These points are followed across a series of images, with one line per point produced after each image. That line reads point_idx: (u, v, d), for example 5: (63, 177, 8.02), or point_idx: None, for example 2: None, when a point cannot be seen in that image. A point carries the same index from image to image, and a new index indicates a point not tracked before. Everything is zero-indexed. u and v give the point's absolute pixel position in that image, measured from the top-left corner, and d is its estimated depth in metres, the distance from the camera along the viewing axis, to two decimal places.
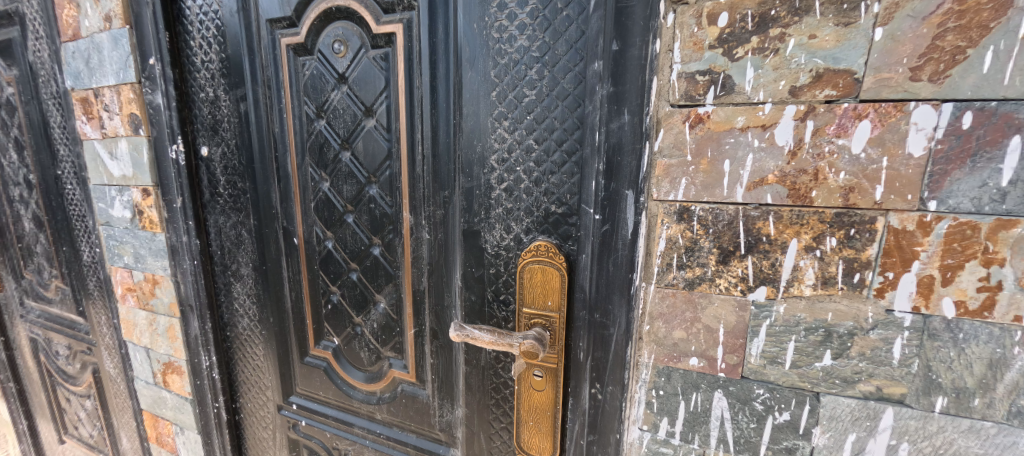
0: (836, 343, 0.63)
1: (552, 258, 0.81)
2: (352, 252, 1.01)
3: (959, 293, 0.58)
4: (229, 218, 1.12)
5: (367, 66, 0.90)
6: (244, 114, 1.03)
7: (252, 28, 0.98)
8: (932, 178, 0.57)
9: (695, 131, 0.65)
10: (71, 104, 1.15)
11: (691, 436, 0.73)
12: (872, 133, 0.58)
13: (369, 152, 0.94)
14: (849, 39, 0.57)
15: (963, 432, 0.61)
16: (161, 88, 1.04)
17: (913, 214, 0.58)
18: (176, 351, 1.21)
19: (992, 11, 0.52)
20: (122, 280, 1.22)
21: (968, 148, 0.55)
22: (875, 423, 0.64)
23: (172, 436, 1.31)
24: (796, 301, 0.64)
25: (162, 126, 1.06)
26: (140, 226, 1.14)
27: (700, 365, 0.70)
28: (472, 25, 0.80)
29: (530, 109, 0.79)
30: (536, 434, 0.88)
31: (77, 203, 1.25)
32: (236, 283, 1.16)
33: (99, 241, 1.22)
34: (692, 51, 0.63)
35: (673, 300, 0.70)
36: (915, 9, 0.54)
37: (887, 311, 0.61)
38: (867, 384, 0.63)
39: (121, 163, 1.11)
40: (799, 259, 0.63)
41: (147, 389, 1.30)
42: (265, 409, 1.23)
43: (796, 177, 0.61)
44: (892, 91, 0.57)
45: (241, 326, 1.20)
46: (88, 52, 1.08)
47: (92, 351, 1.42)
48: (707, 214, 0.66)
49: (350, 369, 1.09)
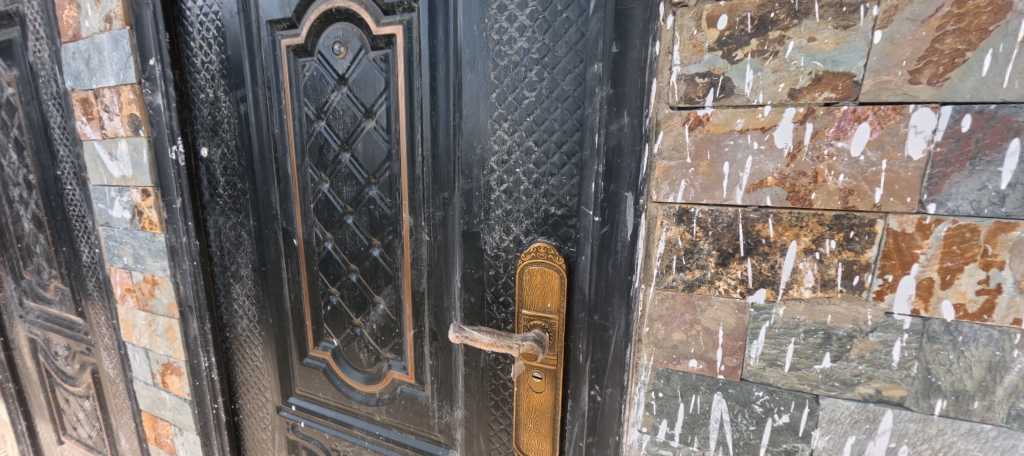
0: (836, 345, 0.63)
1: (552, 259, 0.81)
2: (352, 253, 1.01)
3: (958, 296, 0.58)
4: (229, 219, 1.12)
5: (367, 68, 0.90)
6: (243, 115, 1.03)
7: (253, 29, 0.98)
8: (932, 181, 0.57)
9: (695, 133, 0.65)
10: (71, 105, 1.15)
11: (690, 439, 0.73)
12: (871, 136, 0.58)
13: (369, 153, 0.94)
14: (849, 41, 0.57)
15: (963, 435, 0.61)
16: (161, 89, 1.04)
17: (913, 217, 0.58)
18: (176, 351, 1.21)
19: (992, 14, 0.52)
20: (121, 280, 1.22)
21: (968, 151, 0.55)
22: (875, 425, 0.63)
23: (171, 437, 1.31)
24: (796, 304, 0.64)
25: (163, 127, 1.06)
26: (139, 226, 1.14)
27: (700, 367, 0.70)
28: (472, 27, 0.80)
29: (530, 111, 0.79)
30: (536, 435, 0.88)
31: (77, 204, 1.25)
32: (236, 284, 1.16)
33: (98, 242, 1.22)
34: (691, 53, 0.63)
35: (672, 302, 0.70)
36: (914, 12, 0.55)
37: (886, 314, 0.61)
38: (867, 387, 0.63)
39: (122, 163, 1.11)
40: (799, 261, 0.63)
41: (146, 390, 1.30)
42: (264, 409, 1.23)
43: (795, 180, 0.61)
44: (891, 94, 0.57)
45: (240, 327, 1.20)
46: (88, 53, 1.08)
47: (91, 352, 1.41)
48: (707, 216, 0.66)
49: (349, 370, 1.09)
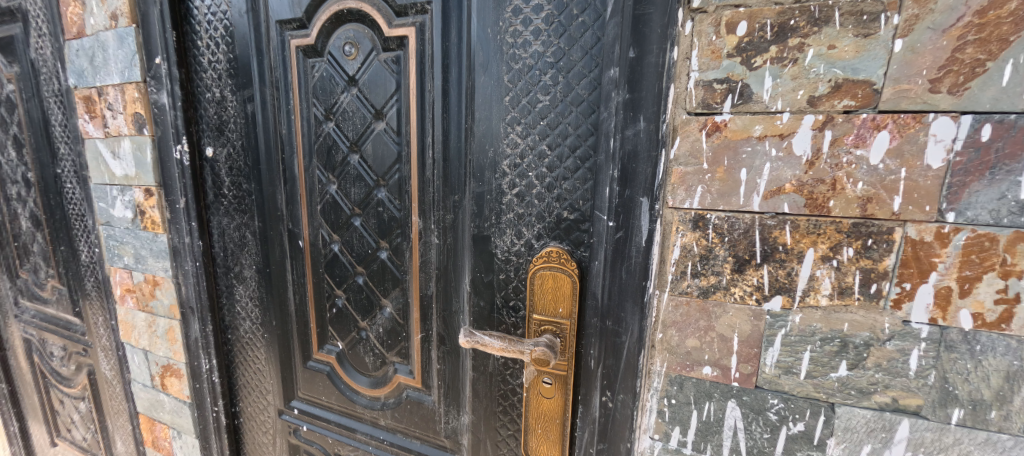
0: (852, 353, 0.63)
1: (565, 264, 0.80)
2: (359, 256, 1.00)
3: (976, 306, 0.58)
4: (233, 219, 1.10)
5: (378, 69, 0.90)
6: (250, 115, 1.02)
7: (262, 29, 0.97)
8: (951, 190, 0.57)
9: (712, 139, 0.65)
10: (73, 103, 1.14)
11: (703, 446, 0.73)
12: (891, 144, 0.58)
13: (378, 155, 0.93)
14: (868, 50, 0.57)
15: (980, 444, 0.60)
16: (167, 88, 1.03)
17: (931, 225, 0.58)
18: (176, 353, 1.18)
19: (1012, 25, 0.53)
20: (121, 280, 1.20)
21: (987, 160, 0.55)
22: (890, 434, 0.63)
23: (170, 441, 1.29)
24: (812, 312, 0.64)
25: (167, 126, 1.05)
26: (141, 226, 1.12)
27: (714, 374, 0.70)
28: (486, 30, 0.79)
29: (543, 115, 0.79)
30: (545, 442, 0.87)
31: (76, 202, 1.23)
32: (238, 285, 1.15)
33: (98, 241, 1.20)
34: (709, 59, 0.63)
35: (687, 308, 0.70)
36: (936, 21, 0.55)
37: (903, 322, 0.61)
38: (883, 395, 0.63)
39: (125, 162, 1.10)
40: (816, 268, 0.63)
41: (144, 392, 1.28)
42: (266, 413, 1.21)
43: (813, 187, 0.61)
44: (912, 102, 0.57)
45: (242, 329, 1.18)
46: (92, 50, 1.06)
47: (88, 353, 1.39)
48: (722, 223, 0.66)
49: (354, 374, 1.07)
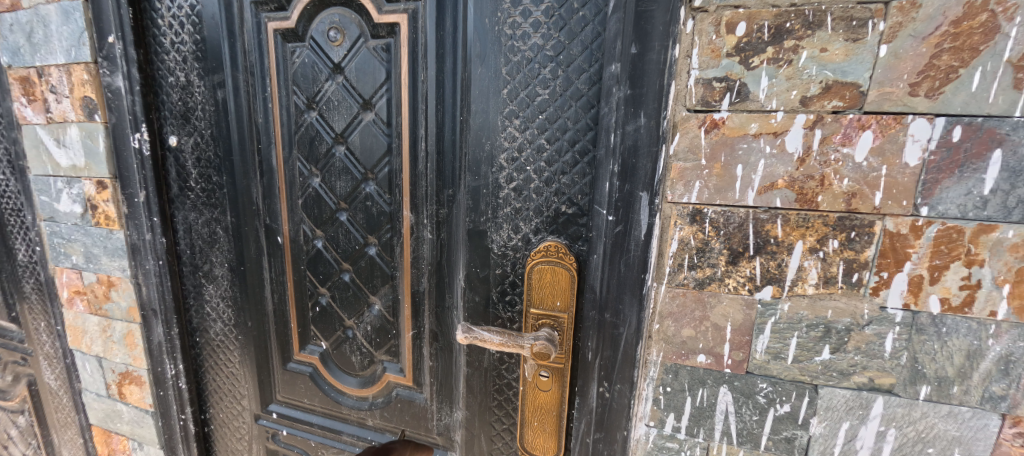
0: (834, 338, 0.68)
1: (563, 258, 0.81)
2: (344, 252, 0.96)
3: (944, 291, 0.63)
4: (201, 214, 1.03)
5: (366, 57, 0.86)
6: (221, 102, 0.95)
7: (234, 9, 0.90)
8: (926, 186, 0.62)
9: (710, 135, 0.67)
10: (6, 84, 1.02)
11: (696, 430, 0.76)
12: (874, 143, 0.62)
13: (367, 147, 0.90)
14: (856, 54, 0.61)
15: (943, 417, 0.67)
16: (122, 70, 0.94)
17: (907, 219, 0.63)
18: (136, 359, 1.10)
19: (983, 35, 0.57)
20: (68, 281, 1.09)
21: (957, 159, 0.60)
22: (866, 411, 0.69)
23: (129, 452, 1.20)
24: (799, 300, 0.68)
25: (123, 113, 0.96)
26: (93, 222, 1.03)
27: (707, 362, 0.73)
28: (483, 20, 0.77)
29: (542, 109, 0.79)
30: (541, 433, 0.88)
31: (10, 195, 1.11)
32: (208, 285, 1.08)
33: (40, 239, 1.09)
34: (709, 58, 0.65)
35: (683, 299, 0.72)
36: (917, 30, 0.59)
37: (881, 308, 0.66)
38: (861, 376, 0.68)
39: (72, 151, 1.00)
40: (804, 259, 0.67)
41: (97, 402, 1.18)
42: (240, 419, 1.15)
43: (804, 183, 0.65)
44: (893, 104, 0.61)
45: (212, 331, 1.11)
46: (30, 26, 0.95)
47: (27, 362, 1.26)
48: (719, 216, 0.69)
49: (339, 375, 1.04)
